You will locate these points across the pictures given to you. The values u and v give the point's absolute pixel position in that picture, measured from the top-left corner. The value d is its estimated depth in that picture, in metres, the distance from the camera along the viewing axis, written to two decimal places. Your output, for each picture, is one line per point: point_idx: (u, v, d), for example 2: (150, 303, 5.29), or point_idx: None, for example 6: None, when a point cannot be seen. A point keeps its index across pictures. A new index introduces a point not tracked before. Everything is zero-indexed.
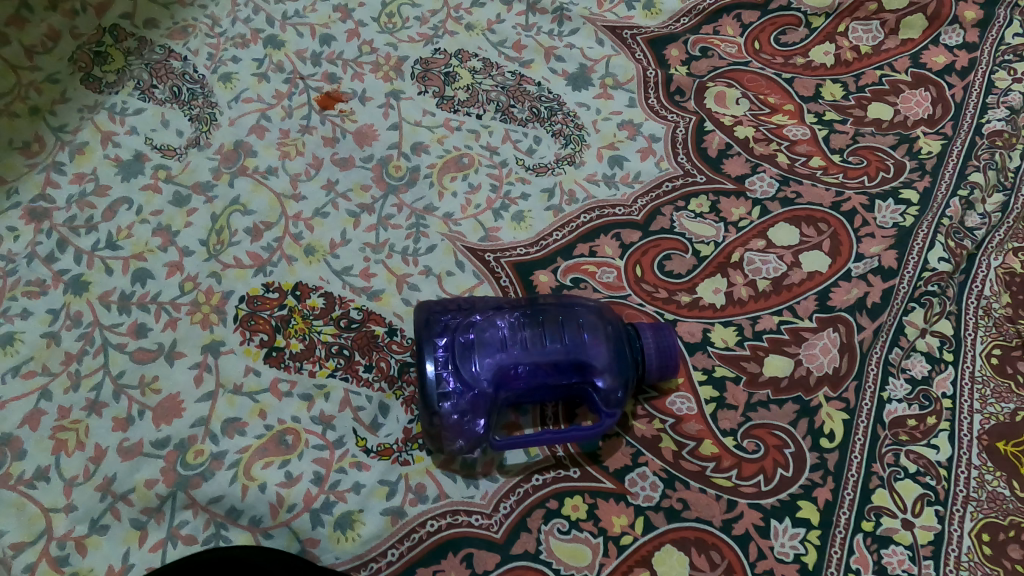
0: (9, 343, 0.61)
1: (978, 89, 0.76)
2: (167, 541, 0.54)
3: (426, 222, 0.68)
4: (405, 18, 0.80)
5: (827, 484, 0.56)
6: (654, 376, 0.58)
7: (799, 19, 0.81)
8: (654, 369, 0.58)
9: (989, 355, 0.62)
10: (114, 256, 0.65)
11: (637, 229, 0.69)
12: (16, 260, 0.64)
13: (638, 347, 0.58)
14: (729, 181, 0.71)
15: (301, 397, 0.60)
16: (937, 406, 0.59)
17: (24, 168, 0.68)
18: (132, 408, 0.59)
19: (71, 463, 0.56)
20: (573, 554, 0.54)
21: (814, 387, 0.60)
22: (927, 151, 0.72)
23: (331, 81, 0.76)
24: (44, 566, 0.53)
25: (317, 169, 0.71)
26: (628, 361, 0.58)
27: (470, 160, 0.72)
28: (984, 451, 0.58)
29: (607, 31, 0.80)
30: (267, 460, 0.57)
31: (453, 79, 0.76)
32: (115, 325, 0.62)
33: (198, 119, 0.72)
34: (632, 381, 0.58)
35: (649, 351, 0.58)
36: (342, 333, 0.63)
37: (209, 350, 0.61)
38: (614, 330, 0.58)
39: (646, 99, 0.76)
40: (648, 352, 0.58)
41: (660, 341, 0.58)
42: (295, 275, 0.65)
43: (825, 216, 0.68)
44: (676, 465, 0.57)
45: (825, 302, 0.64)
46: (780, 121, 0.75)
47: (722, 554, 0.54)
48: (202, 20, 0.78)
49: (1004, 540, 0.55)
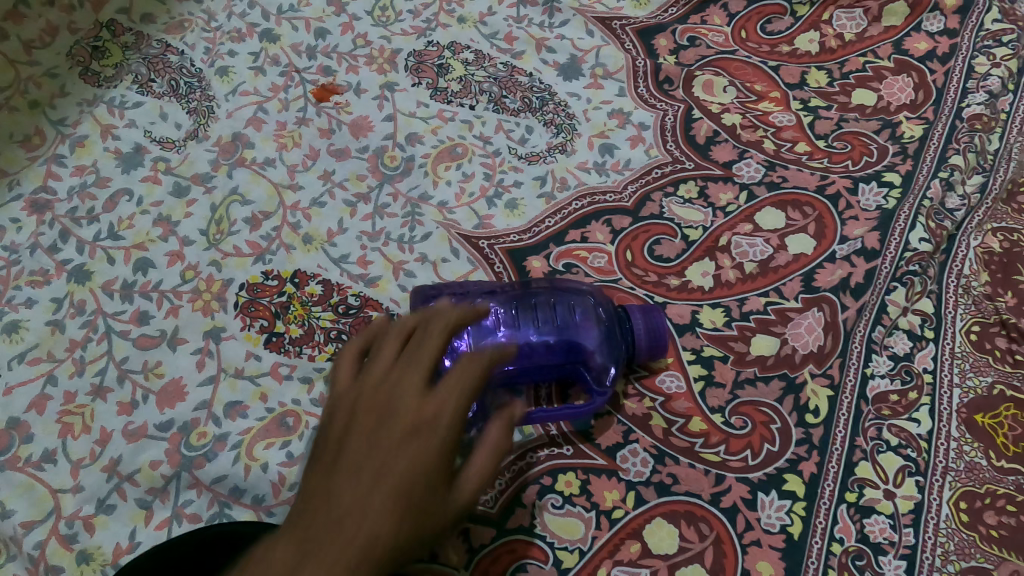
0: (15, 330, 0.62)
1: (959, 74, 0.78)
2: (172, 520, 0.56)
3: (421, 211, 0.70)
4: (399, 11, 0.82)
5: (812, 458, 0.58)
6: (645, 355, 0.60)
7: (784, 9, 0.83)
8: (644, 350, 0.59)
9: (968, 332, 0.64)
10: (116, 246, 0.67)
11: (627, 215, 0.70)
12: (19, 251, 0.66)
13: (628, 329, 0.60)
14: (716, 167, 0.73)
15: (301, 380, 0.61)
16: (918, 381, 0.61)
17: (25, 161, 0.70)
18: (136, 392, 0.60)
19: (78, 445, 0.58)
20: (566, 528, 0.55)
21: (799, 365, 0.62)
22: (909, 136, 0.74)
23: (326, 74, 0.77)
24: (53, 545, 0.54)
25: (314, 160, 0.72)
26: (619, 340, 0.59)
27: (463, 149, 0.73)
28: (962, 423, 0.60)
29: (597, 23, 0.82)
30: (268, 441, 0.59)
31: (447, 71, 0.78)
32: (118, 313, 0.64)
33: (196, 112, 0.74)
34: (622, 359, 0.60)
35: (639, 333, 0.59)
36: (340, 319, 0.64)
37: (210, 336, 0.63)
38: (605, 311, 0.60)
39: (636, 89, 0.78)
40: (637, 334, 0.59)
41: (648, 322, 0.60)
42: (294, 263, 0.67)
43: (810, 200, 0.70)
44: (666, 442, 0.59)
45: (810, 283, 0.66)
46: (766, 108, 0.77)
47: (710, 526, 0.56)
48: (199, 14, 0.79)
49: (981, 507, 0.57)
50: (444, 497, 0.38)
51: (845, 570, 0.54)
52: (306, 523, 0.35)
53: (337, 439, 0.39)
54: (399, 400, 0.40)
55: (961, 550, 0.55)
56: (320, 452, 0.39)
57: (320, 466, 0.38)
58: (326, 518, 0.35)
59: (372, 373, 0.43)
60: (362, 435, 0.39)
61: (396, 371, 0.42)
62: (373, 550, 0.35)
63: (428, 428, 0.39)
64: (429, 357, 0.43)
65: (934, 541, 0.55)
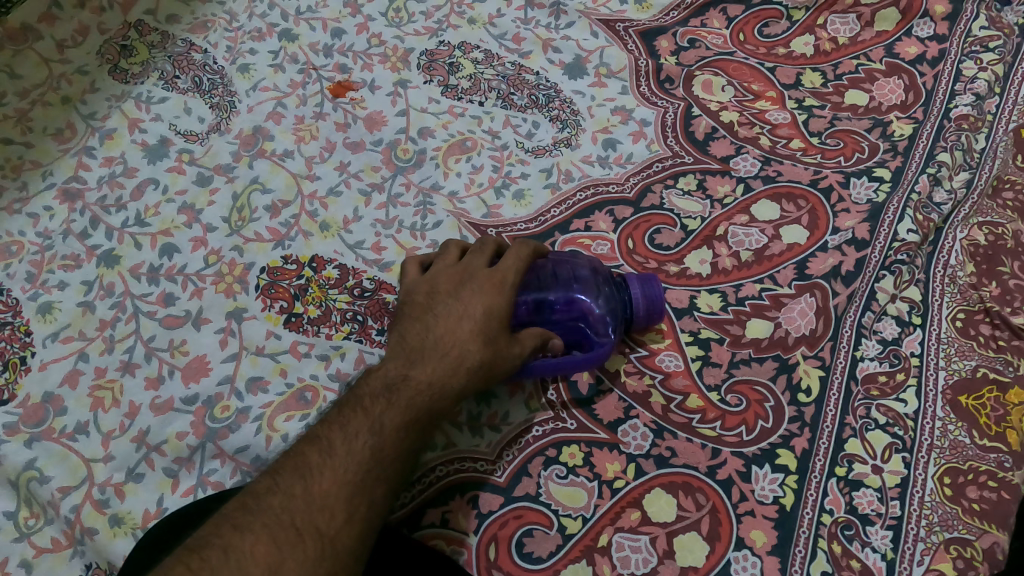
0: (49, 311, 0.66)
1: (947, 77, 0.82)
2: (198, 487, 0.60)
3: (433, 200, 0.74)
4: (411, 12, 0.85)
5: (804, 434, 0.61)
6: (641, 323, 0.63)
7: (781, 13, 0.87)
8: (643, 316, 0.62)
9: (954, 319, 0.67)
10: (143, 232, 0.70)
11: (629, 206, 0.74)
12: (52, 236, 0.70)
13: (628, 297, 0.62)
14: (714, 161, 0.76)
15: (318, 357, 0.65)
16: (906, 363, 0.65)
17: (57, 153, 0.74)
18: (163, 368, 0.64)
19: (108, 418, 0.62)
20: (570, 497, 0.58)
21: (792, 347, 0.65)
22: (899, 134, 0.77)
23: (342, 71, 0.81)
24: (88, 509, 0.58)
25: (331, 153, 0.76)
26: (618, 306, 0.62)
27: (473, 143, 0.77)
28: (947, 404, 0.63)
29: (602, 25, 0.85)
30: (288, 413, 0.62)
31: (457, 69, 0.81)
32: (145, 295, 0.67)
33: (218, 107, 0.77)
34: (620, 326, 0.63)
35: (638, 301, 0.62)
36: (356, 301, 0.68)
37: (233, 316, 0.66)
38: (604, 280, 0.63)
39: (638, 87, 0.82)
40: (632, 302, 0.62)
41: (644, 288, 0.62)
42: (312, 248, 0.70)
43: (804, 193, 0.73)
44: (665, 417, 0.62)
45: (803, 271, 0.69)
46: (762, 106, 0.80)
47: (706, 496, 0.59)
48: (221, 15, 0.83)
49: (964, 482, 0.60)
50: (511, 342, 0.55)
51: (834, 540, 0.57)
52: (415, 347, 0.54)
53: (426, 298, 0.58)
54: (472, 276, 0.58)
55: (945, 522, 0.58)
56: (411, 304, 0.58)
57: (415, 316, 0.57)
58: (429, 341, 0.54)
59: (444, 264, 0.61)
60: (446, 295, 0.57)
61: (466, 259, 0.61)
62: (462, 363, 0.53)
63: (496, 293, 0.57)
64: (488, 253, 0.61)
65: (919, 513, 0.58)
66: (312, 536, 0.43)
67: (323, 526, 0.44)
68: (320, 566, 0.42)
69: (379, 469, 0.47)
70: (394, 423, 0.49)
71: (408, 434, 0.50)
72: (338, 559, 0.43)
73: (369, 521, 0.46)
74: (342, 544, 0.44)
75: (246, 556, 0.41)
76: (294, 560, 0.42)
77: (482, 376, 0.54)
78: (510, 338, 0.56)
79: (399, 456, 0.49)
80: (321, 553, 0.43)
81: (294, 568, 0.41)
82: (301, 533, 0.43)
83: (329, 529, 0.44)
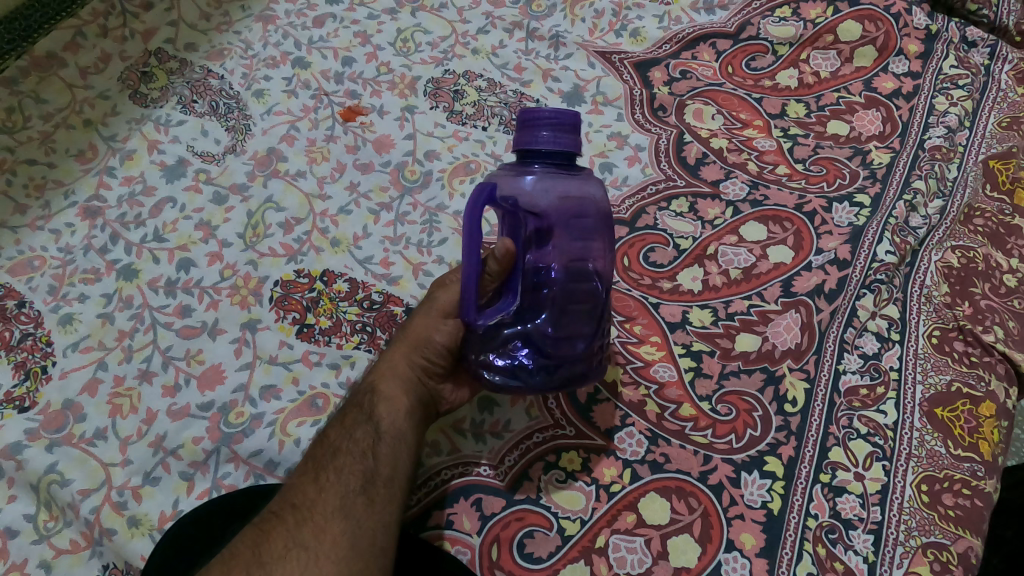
0: (69, 322, 0.69)
1: (921, 111, 0.87)
2: (212, 490, 0.63)
3: (438, 219, 0.78)
4: (418, 43, 0.90)
5: (790, 442, 0.65)
6: (548, 145, 0.54)
7: (766, 48, 0.92)
8: (541, 141, 0.54)
9: (931, 335, 0.71)
10: (161, 247, 0.74)
11: (625, 226, 0.78)
12: (74, 252, 0.73)
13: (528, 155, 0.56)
14: (705, 185, 0.81)
15: (329, 365, 0.68)
16: (886, 377, 0.68)
17: (79, 172, 0.77)
18: (179, 376, 0.67)
19: (126, 424, 0.65)
20: (569, 500, 0.61)
21: (779, 359, 0.69)
22: (878, 162, 0.82)
23: (352, 97, 0.85)
24: (106, 510, 0.61)
25: (341, 173, 0.80)
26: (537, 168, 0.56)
27: (476, 166, 0.81)
28: (924, 415, 0.67)
29: (598, 56, 0.90)
30: (300, 419, 0.66)
31: (462, 96, 0.86)
32: (163, 306, 0.70)
33: (234, 129, 0.81)
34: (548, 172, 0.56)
35: (529, 143, 0.55)
36: (365, 313, 0.71)
37: (247, 327, 0.70)
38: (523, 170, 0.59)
39: (633, 115, 0.86)
40: (545, 151, 0.55)
41: (523, 138, 0.55)
42: (323, 263, 0.74)
43: (789, 216, 0.78)
44: (659, 425, 0.65)
45: (788, 289, 0.73)
46: (750, 134, 0.85)
47: (699, 501, 0.62)
48: (237, 44, 0.87)
49: (940, 489, 0.63)
50: (428, 307, 0.62)
51: (819, 543, 0.60)
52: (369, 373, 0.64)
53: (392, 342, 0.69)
54: None
55: (922, 527, 0.61)
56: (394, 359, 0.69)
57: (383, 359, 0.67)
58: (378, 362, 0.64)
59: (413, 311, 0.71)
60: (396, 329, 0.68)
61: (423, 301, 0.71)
62: (396, 351, 0.61)
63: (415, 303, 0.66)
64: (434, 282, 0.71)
65: (898, 518, 0.62)
66: (290, 511, 0.52)
67: (297, 502, 0.52)
68: (303, 526, 0.51)
69: (332, 447, 0.55)
70: (338, 417, 0.58)
71: (350, 411, 0.58)
72: (319, 515, 0.51)
73: (337, 480, 0.53)
74: (318, 507, 0.52)
75: (243, 545, 0.50)
76: (281, 530, 0.50)
77: (415, 337, 0.61)
78: (429, 303, 0.63)
79: (351, 427, 0.56)
80: (301, 518, 0.51)
81: (281, 534, 0.50)
82: (280, 513, 0.52)
83: (302, 502, 0.52)
